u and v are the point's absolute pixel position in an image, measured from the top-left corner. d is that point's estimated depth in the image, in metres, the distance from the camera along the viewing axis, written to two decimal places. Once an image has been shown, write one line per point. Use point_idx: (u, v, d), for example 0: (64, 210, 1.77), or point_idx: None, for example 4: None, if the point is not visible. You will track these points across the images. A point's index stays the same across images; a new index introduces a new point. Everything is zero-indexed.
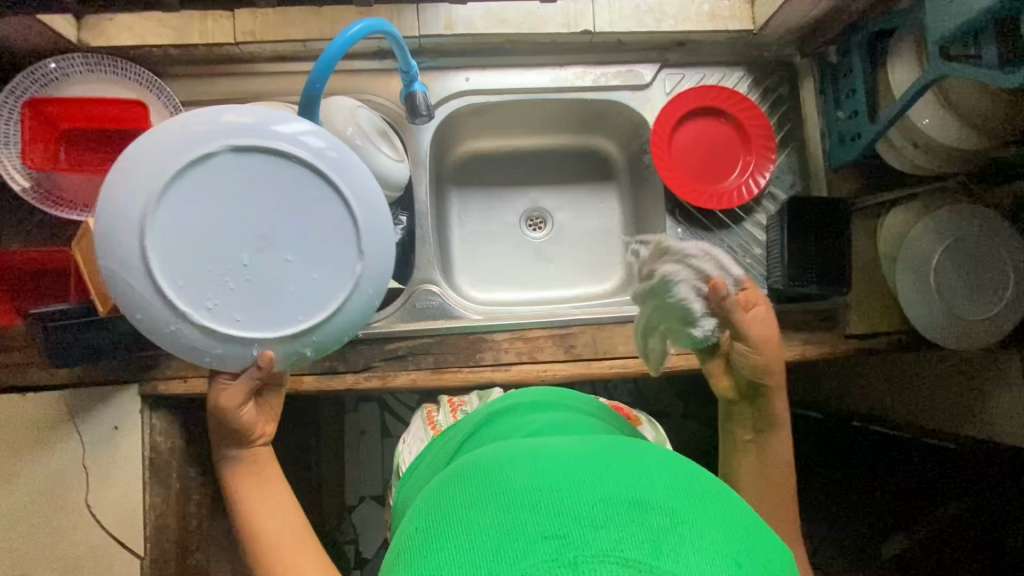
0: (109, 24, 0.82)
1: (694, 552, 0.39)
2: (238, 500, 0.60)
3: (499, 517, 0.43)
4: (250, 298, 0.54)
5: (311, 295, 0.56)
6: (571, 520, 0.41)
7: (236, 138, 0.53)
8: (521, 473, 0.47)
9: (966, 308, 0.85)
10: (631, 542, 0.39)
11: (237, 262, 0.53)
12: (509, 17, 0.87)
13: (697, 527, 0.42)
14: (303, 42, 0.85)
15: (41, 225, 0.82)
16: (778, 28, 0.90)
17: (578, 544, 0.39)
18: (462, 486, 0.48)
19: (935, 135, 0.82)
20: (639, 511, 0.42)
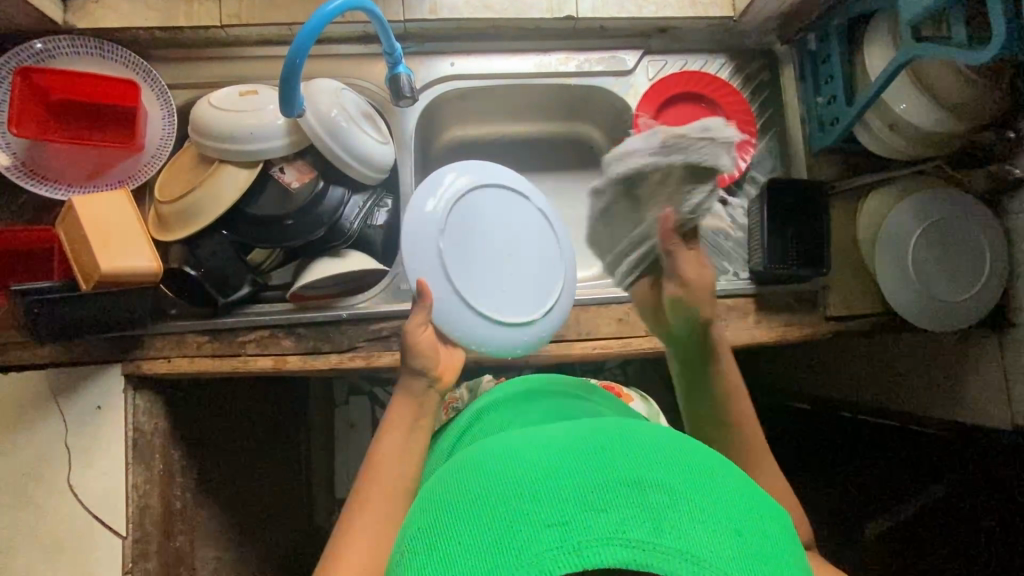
0: (96, 7, 0.83)
1: (695, 525, 0.41)
2: (393, 411, 0.66)
3: (501, 507, 0.43)
4: (474, 284, 0.76)
5: (504, 280, 0.78)
6: (571, 504, 0.42)
7: (496, 182, 0.81)
8: (519, 459, 0.47)
9: (945, 288, 0.87)
10: (632, 522, 0.40)
11: (501, 265, 0.78)
12: (493, 3, 0.88)
13: (695, 502, 0.43)
14: (289, 26, 0.86)
15: (27, 206, 0.82)
16: (757, 15, 0.92)
17: (581, 530, 0.40)
18: (463, 475, 0.49)
19: (911, 118, 0.83)
20: (638, 489, 0.43)
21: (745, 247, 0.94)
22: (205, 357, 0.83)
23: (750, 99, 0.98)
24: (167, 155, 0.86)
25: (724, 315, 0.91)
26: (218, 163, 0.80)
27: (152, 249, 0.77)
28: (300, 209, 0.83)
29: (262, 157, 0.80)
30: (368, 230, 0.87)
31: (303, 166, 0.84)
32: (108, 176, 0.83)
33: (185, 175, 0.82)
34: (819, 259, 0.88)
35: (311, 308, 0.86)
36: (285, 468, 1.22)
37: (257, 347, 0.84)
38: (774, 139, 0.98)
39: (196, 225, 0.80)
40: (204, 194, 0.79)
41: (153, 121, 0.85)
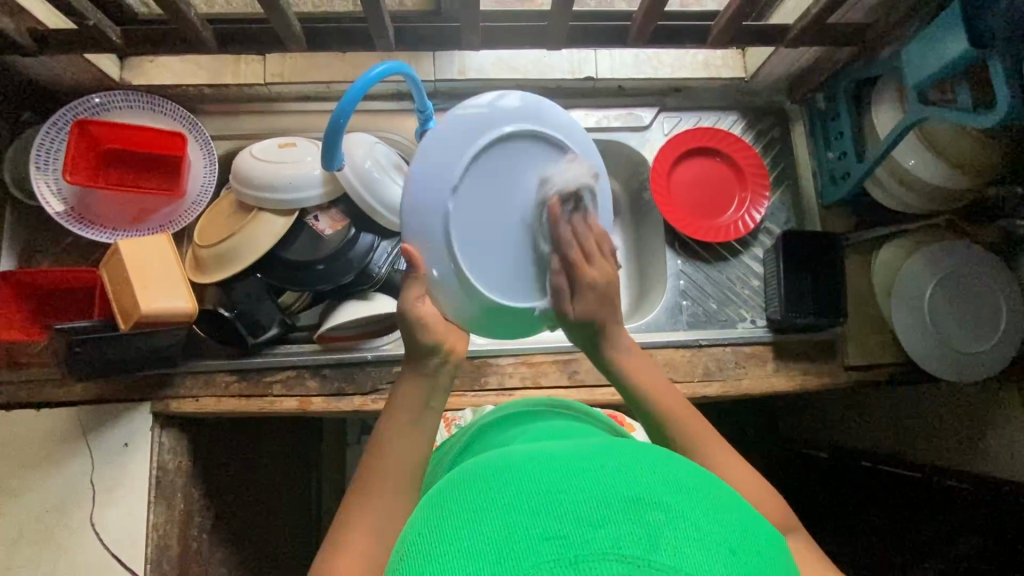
0: (152, 66, 0.90)
1: (691, 545, 0.38)
2: (400, 391, 0.59)
3: (498, 520, 0.41)
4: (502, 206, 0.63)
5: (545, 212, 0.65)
6: (569, 519, 0.39)
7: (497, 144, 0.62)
8: (515, 474, 0.45)
9: (961, 341, 0.87)
10: (630, 538, 0.38)
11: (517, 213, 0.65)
12: (518, 65, 0.95)
13: (692, 519, 0.40)
14: (327, 83, 0.92)
15: (72, 248, 0.87)
16: (766, 77, 0.97)
17: (579, 544, 0.37)
18: (457, 492, 0.46)
19: (920, 175, 0.86)
20: (636, 505, 0.40)
21: (762, 295, 0.96)
22: (232, 397, 0.85)
23: (763, 153, 1.01)
24: (206, 202, 0.91)
25: (742, 363, 0.92)
26: (256, 211, 0.84)
27: (188, 290, 0.80)
28: (331, 255, 0.86)
29: (298, 205, 0.84)
30: (394, 275, 0.90)
31: (337, 214, 0.87)
32: (151, 221, 0.87)
33: (223, 221, 0.87)
34: (834, 309, 0.90)
35: (337, 350, 0.88)
36: (298, 510, 1.21)
37: (283, 387, 0.85)
38: (787, 193, 1.00)
39: (234, 268, 0.84)
40: (242, 239, 0.83)
41: (196, 170, 0.89)
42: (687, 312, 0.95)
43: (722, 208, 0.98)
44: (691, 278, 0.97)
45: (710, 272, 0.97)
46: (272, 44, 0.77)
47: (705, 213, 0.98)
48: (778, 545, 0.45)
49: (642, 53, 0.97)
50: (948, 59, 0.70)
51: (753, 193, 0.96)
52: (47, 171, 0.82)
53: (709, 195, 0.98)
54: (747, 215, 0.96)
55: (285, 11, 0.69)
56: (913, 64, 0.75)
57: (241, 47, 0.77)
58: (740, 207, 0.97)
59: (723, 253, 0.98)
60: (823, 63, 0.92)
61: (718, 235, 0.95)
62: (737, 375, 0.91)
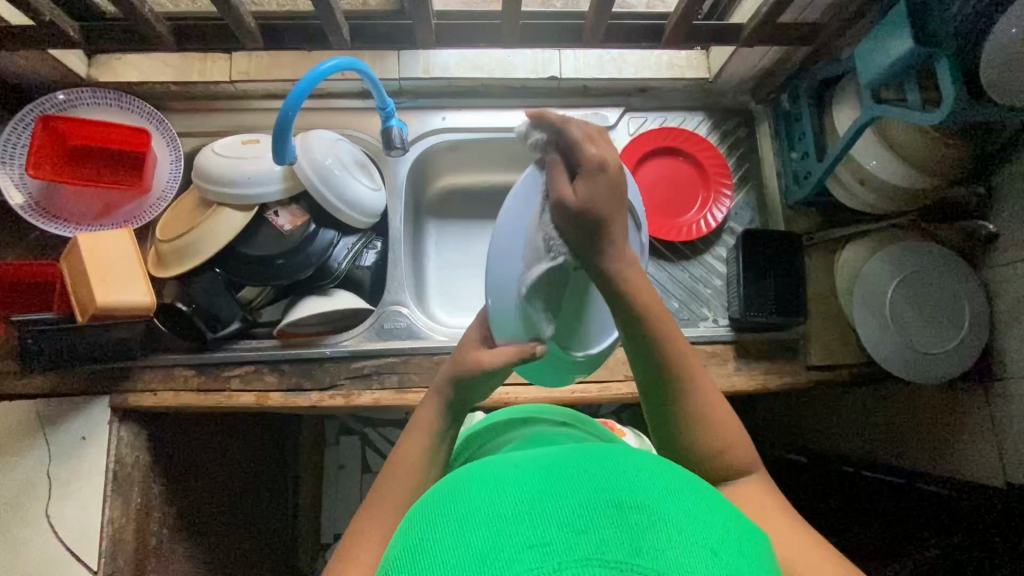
0: (119, 64, 0.91)
1: (674, 547, 0.38)
2: (421, 413, 0.62)
3: (480, 525, 0.40)
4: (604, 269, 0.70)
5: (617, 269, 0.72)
6: (554, 525, 0.39)
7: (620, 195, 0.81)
8: (495, 479, 0.44)
9: (922, 341, 0.87)
10: (613, 543, 0.38)
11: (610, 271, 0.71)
12: (482, 64, 0.96)
13: (674, 519, 0.40)
14: (291, 81, 0.93)
15: (35, 242, 0.88)
16: (730, 77, 0.98)
17: (561, 549, 0.37)
18: (437, 497, 0.45)
19: (881, 175, 0.86)
20: (616, 509, 0.40)
21: (724, 295, 0.96)
22: (190, 391, 0.85)
23: (728, 153, 1.02)
24: (171, 197, 0.91)
25: (703, 361, 0.91)
26: (216, 206, 0.85)
27: (147, 283, 0.80)
28: (292, 250, 0.87)
29: (258, 200, 0.85)
30: (355, 271, 0.92)
31: (297, 210, 0.88)
32: (115, 215, 0.88)
33: (185, 216, 0.87)
34: (794, 309, 0.90)
35: (295, 346, 0.88)
36: (268, 509, 1.21)
37: (241, 382, 0.86)
38: (751, 193, 1.01)
39: (194, 262, 0.85)
40: (201, 233, 0.84)
41: (161, 166, 0.90)
42: None
43: (685, 208, 0.98)
44: (654, 277, 0.97)
45: (672, 272, 0.97)
46: (230, 41, 0.78)
47: (668, 213, 0.98)
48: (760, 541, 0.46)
49: (606, 53, 0.98)
50: (895, 58, 0.70)
51: (715, 192, 0.97)
52: (12, 166, 0.83)
53: (672, 195, 0.98)
54: (708, 215, 0.97)
55: (238, 7, 0.70)
56: (864, 64, 0.75)
57: (200, 43, 0.78)
58: (703, 206, 0.97)
59: (686, 252, 0.98)
60: (784, 64, 0.92)
61: (680, 234, 0.96)
62: None
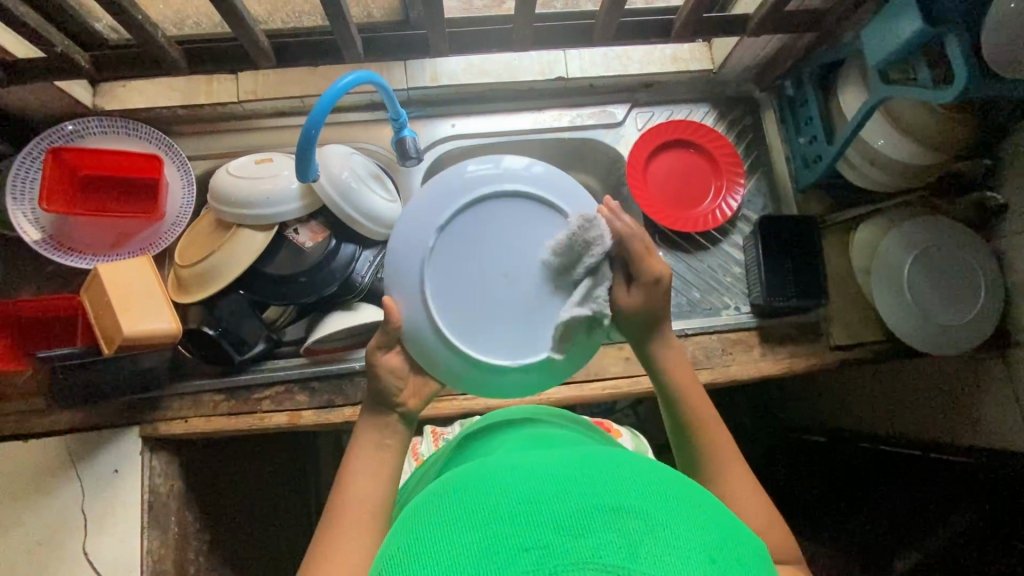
0: (124, 91, 0.91)
1: (671, 552, 0.38)
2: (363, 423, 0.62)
3: (476, 531, 0.41)
4: (485, 290, 0.60)
5: (499, 292, 0.60)
6: (550, 529, 0.39)
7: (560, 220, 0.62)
8: (497, 485, 0.45)
9: (942, 314, 0.88)
10: (607, 548, 0.38)
11: (497, 280, 0.60)
12: (488, 69, 0.97)
13: (671, 526, 0.40)
14: (300, 98, 0.93)
15: (51, 276, 0.86)
16: (733, 67, 0.99)
17: (558, 553, 0.38)
18: (439, 501, 0.46)
19: (891, 154, 0.87)
20: (614, 513, 0.40)
21: (744, 282, 0.97)
22: (221, 416, 0.84)
23: (736, 142, 1.03)
24: (186, 222, 0.91)
25: (729, 349, 0.92)
26: (235, 228, 0.85)
27: (172, 312, 0.79)
28: (313, 266, 0.87)
29: (276, 220, 0.85)
30: (377, 283, 0.91)
31: (316, 226, 0.88)
32: (130, 244, 0.87)
33: (203, 240, 0.87)
34: (815, 290, 0.91)
35: (324, 362, 0.87)
36: (298, 530, 1.19)
37: (272, 403, 0.85)
38: (762, 179, 1.02)
39: (216, 285, 0.84)
40: (222, 256, 0.83)
41: (174, 191, 0.90)
42: (671, 303, 0.96)
43: (698, 199, 0.99)
44: (673, 269, 0.98)
45: (691, 263, 0.98)
46: (242, 61, 0.78)
47: (682, 205, 0.99)
48: (760, 551, 0.45)
49: (610, 50, 0.99)
50: (904, 39, 0.71)
51: (727, 182, 0.98)
52: (23, 201, 0.82)
53: (685, 186, 0.99)
54: (723, 204, 0.98)
55: (251, 28, 0.70)
56: (872, 45, 0.76)
57: (211, 66, 0.77)
58: (717, 196, 0.98)
59: (703, 243, 0.99)
60: (787, 51, 0.94)
61: (696, 225, 0.96)
62: (725, 361, 0.92)
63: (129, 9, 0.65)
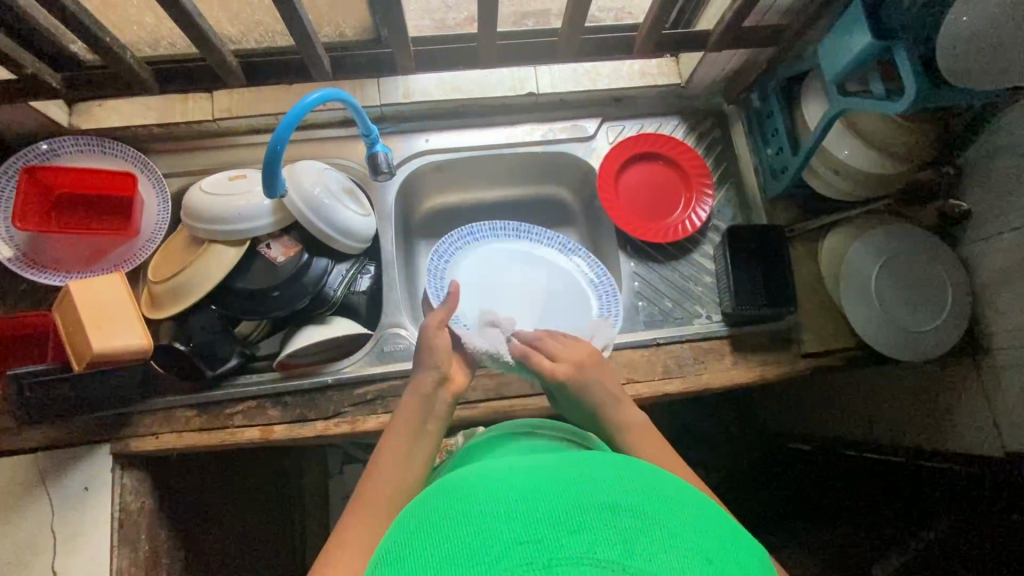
0: (100, 111, 0.92)
1: (667, 549, 0.39)
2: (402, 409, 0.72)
3: (476, 526, 0.41)
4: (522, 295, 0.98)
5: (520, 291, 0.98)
6: (545, 525, 0.40)
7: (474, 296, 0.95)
8: (494, 486, 0.45)
9: (909, 320, 0.89)
10: (604, 544, 0.38)
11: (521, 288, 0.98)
12: (460, 85, 0.99)
13: (667, 524, 0.41)
14: (274, 115, 0.94)
15: (24, 293, 0.87)
16: (701, 81, 1.01)
17: (553, 547, 0.38)
18: (434, 503, 0.46)
19: (855, 164, 0.89)
20: (609, 510, 0.41)
21: (715, 291, 0.98)
22: (193, 431, 0.84)
23: (706, 154, 1.04)
24: (161, 238, 0.91)
25: (701, 358, 0.93)
26: (208, 244, 0.85)
27: (144, 327, 0.79)
28: (286, 280, 0.87)
29: (249, 235, 0.85)
30: (351, 296, 0.92)
31: (289, 241, 0.89)
32: (104, 261, 0.88)
33: (176, 256, 0.87)
34: (785, 298, 0.92)
35: (297, 376, 0.88)
36: (276, 545, 1.18)
37: (244, 418, 0.85)
38: (731, 190, 1.03)
39: (188, 300, 0.84)
40: (194, 271, 0.84)
41: (149, 208, 0.90)
42: (644, 312, 0.97)
43: (669, 210, 1.01)
44: (646, 279, 0.99)
45: (663, 273, 0.99)
46: (213, 81, 0.79)
47: (654, 216, 1.00)
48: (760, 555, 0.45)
49: (580, 66, 1.01)
50: (856, 52, 0.74)
51: (697, 193, 1.00)
52: None
53: (656, 198, 1.01)
54: (693, 215, 0.99)
55: (220, 48, 0.71)
56: (828, 58, 0.79)
57: (181, 85, 0.79)
58: (687, 207, 1.00)
59: (675, 253, 1.00)
60: (751, 65, 0.96)
61: (667, 235, 0.98)
62: (697, 370, 0.92)
63: (98, 32, 0.66)
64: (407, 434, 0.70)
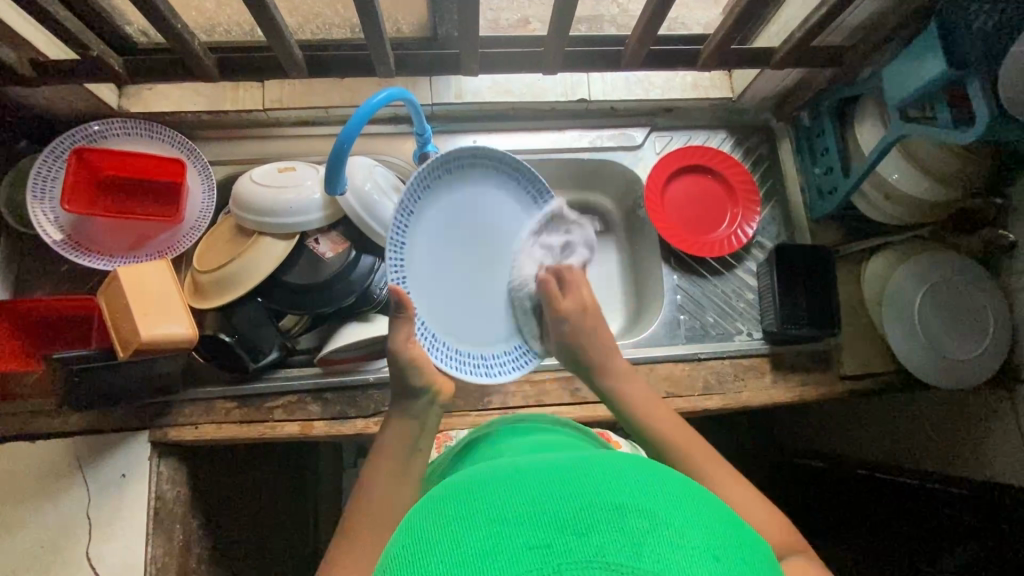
0: (149, 94, 0.91)
1: (676, 547, 0.37)
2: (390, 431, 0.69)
3: (480, 527, 0.39)
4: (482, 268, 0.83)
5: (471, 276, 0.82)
6: (551, 527, 0.38)
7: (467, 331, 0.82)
8: (498, 484, 0.43)
9: (951, 347, 0.89)
10: (613, 545, 0.36)
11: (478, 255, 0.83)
12: (512, 88, 0.98)
13: (675, 521, 0.39)
14: (325, 108, 0.93)
15: (68, 275, 0.86)
16: (753, 97, 1.01)
17: (562, 550, 0.36)
18: (430, 503, 0.44)
19: (904, 188, 0.89)
20: (620, 510, 0.39)
21: (757, 308, 0.98)
22: (232, 423, 0.84)
23: (753, 170, 1.04)
24: (205, 226, 0.90)
25: (741, 375, 0.93)
26: (256, 235, 0.85)
27: (188, 316, 0.79)
28: (332, 277, 0.86)
29: (299, 229, 0.85)
30: (396, 296, 0.90)
31: (337, 237, 0.88)
32: (149, 247, 0.87)
33: (223, 246, 0.87)
34: (828, 320, 0.92)
35: (338, 373, 0.87)
36: (294, 539, 1.18)
37: (284, 412, 0.85)
38: (776, 207, 1.03)
39: (234, 293, 0.84)
40: (242, 263, 0.83)
41: (194, 195, 0.89)
42: (685, 326, 0.97)
43: (715, 224, 1.00)
44: (688, 292, 0.99)
45: (706, 287, 0.99)
46: (273, 71, 0.78)
47: (699, 229, 1.00)
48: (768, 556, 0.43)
49: (632, 75, 1.00)
50: (926, 79, 0.73)
51: (744, 209, 0.99)
52: (43, 200, 0.82)
53: (702, 212, 1.00)
54: (739, 231, 0.99)
55: (287, 39, 0.70)
56: (894, 84, 0.78)
57: (241, 74, 0.78)
58: (733, 223, 1.00)
59: (718, 267, 1.00)
60: (806, 84, 0.96)
61: (711, 250, 0.97)
62: (737, 387, 0.92)
63: (169, 17, 0.65)
64: (393, 460, 0.66)
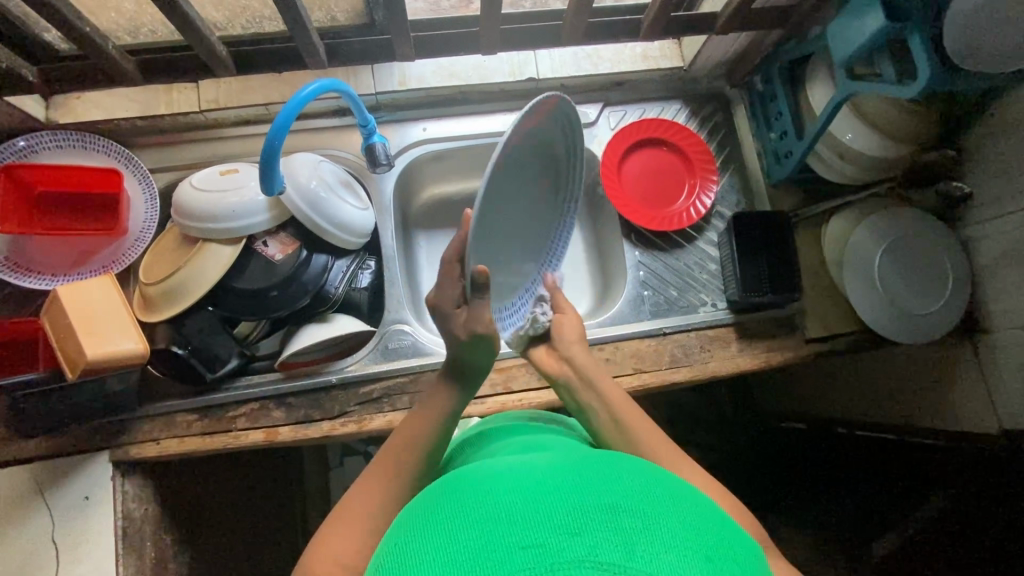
0: (79, 103, 0.87)
1: (669, 550, 0.35)
2: (432, 396, 0.65)
3: (471, 535, 0.37)
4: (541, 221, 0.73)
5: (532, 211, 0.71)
6: (541, 529, 0.35)
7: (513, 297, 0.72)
8: (492, 489, 0.41)
9: (912, 303, 0.89)
10: (605, 545, 0.34)
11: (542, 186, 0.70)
12: (457, 71, 0.96)
13: (668, 524, 0.37)
14: (265, 105, 0.91)
15: (11, 297, 0.83)
16: (703, 64, 1.00)
17: (554, 552, 0.34)
18: (418, 519, 0.41)
19: (859, 148, 0.88)
20: (611, 510, 0.37)
21: (720, 278, 0.97)
22: (194, 436, 0.82)
23: (709, 139, 1.03)
24: (151, 236, 0.88)
25: (707, 346, 0.93)
26: (201, 242, 0.82)
27: (139, 331, 0.77)
28: (285, 279, 0.85)
29: (245, 233, 0.83)
30: (353, 293, 0.90)
31: (286, 238, 0.86)
32: (94, 262, 0.84)
33: (170, 255, 0.84)
34: (790, 285, 0.91)
35: (300, 376, 0.86)
36: (281, 541, 1.17)
37: (248, 421, 0.83)
38: (734, 174, 1.02)
39: (185, 302, 0.82)
40: (190, 272, 0.81)
41: (136, 206, 0.87)
42: (649, 302, 0.96)
43: (673, 198, 1.00)
44: (651, 268, 0.98)
45: (668, 261, 0.98)
46: (200, 71, 0.75)
47: (657, 203, 0.99)
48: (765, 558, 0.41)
49: (580, 50, 0.99)
50: (868, 35, 0.72)
51: (701, 179, 0.98)
52: None
53: (660, 185, 0.99)
54: (697, 202, 0.98)
55: (207, 36, 0.67)
56: (837, 41, 0.77)
57: (167, 76, 0.75)
58: (691, 194, 0.99)
59: (679, 240, 1.00)
60: (755, 48, 0.94)
61: (670, 223, 0.97)
62: (704, 358, 0.92)
63: (78, 22, 0.62)
64: (428, 427, 0.62)
